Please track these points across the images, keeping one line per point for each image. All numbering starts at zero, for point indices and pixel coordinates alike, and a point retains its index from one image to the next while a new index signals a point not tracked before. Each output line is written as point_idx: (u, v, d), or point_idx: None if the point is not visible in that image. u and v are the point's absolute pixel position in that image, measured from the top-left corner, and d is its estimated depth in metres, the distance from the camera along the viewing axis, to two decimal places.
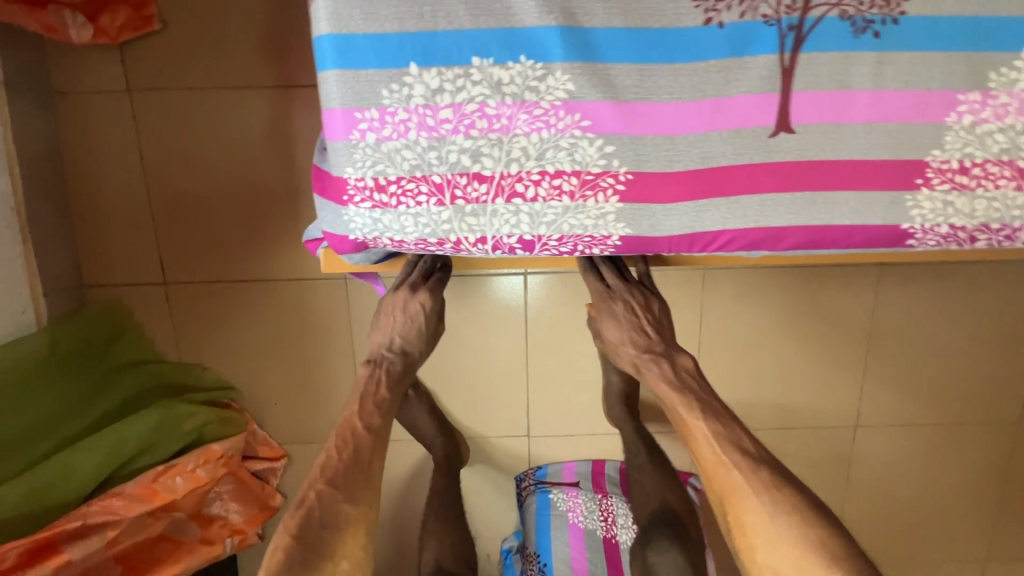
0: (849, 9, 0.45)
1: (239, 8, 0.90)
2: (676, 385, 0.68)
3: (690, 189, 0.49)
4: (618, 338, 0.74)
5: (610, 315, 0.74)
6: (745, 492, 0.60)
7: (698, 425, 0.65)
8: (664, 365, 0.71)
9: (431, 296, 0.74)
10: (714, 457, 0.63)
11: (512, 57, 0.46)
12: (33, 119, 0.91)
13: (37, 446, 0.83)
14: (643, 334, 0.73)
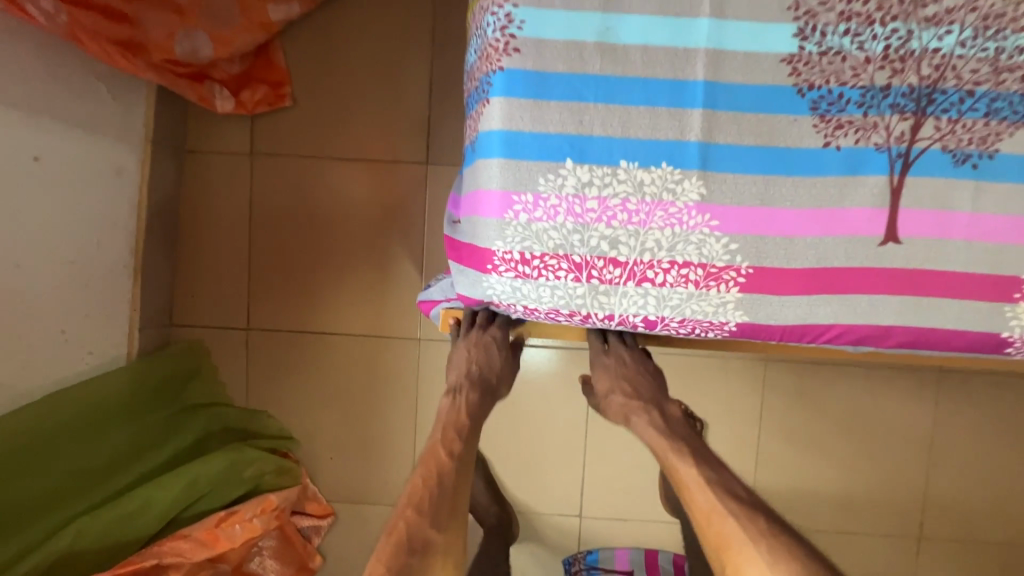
0: (950, 143, 0.52)
1: (361, 93, 1.03)
2: (666, 437, 0.62)
3: (805, 286, 0.54)
4: (607, 388, 0.67)
5: (601, 364, 0.68)
6: (742, 543, 0.52)
7: (691, 474, 0.58)
8: (653, 416, 0.65)
9: (502, 330, 0.67)
10: (708, 506, 0.55)
11: (655, 163, 0.53)
12: (165, 171, 1.01)
13: (116, 479, 0.84)
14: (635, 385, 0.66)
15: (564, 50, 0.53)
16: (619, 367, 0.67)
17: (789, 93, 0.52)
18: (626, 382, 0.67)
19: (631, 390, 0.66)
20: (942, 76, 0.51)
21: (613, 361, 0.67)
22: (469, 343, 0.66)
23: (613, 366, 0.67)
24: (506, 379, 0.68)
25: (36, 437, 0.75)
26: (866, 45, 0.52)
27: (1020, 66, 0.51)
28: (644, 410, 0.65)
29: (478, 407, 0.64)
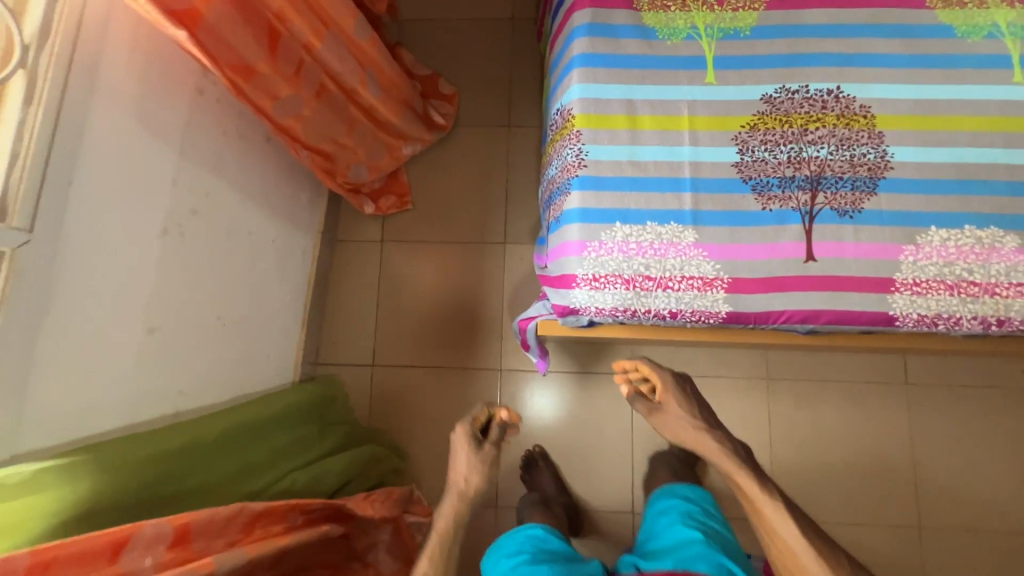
0: (836, 205, 0.92)
1: (459, 198, 1.50)
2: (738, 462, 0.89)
3: (764, 287, 0.91)
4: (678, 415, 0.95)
5: (674, 395, 0.96)
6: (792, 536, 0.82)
7: (764, 498, 0.85)
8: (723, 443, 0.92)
9: (464, 424, 1.02)
10: (780, 525, 0.83)
11: (668, 222, 0.93)
12: (325, 253, 1.46)
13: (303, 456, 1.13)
14: (690, 416, 0.95)
15: (611, 165, 0.96)
16: (684, 397, 0.97)
17: (740, 182, 0.94)
18: (692, 415, 0.95)
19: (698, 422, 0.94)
20: (823, 170, 0.93)
21: (672, 395, 0.96)
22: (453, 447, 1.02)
23: (681, 395, 0.97)
24: (483, 466, 1.00)
25: (274, 412, 1.11)
26: (778, 156, 0.94)
27: (866, 164, 0.93)
28: (707, 436, 0.92)
29: (454, 504, 0.97)
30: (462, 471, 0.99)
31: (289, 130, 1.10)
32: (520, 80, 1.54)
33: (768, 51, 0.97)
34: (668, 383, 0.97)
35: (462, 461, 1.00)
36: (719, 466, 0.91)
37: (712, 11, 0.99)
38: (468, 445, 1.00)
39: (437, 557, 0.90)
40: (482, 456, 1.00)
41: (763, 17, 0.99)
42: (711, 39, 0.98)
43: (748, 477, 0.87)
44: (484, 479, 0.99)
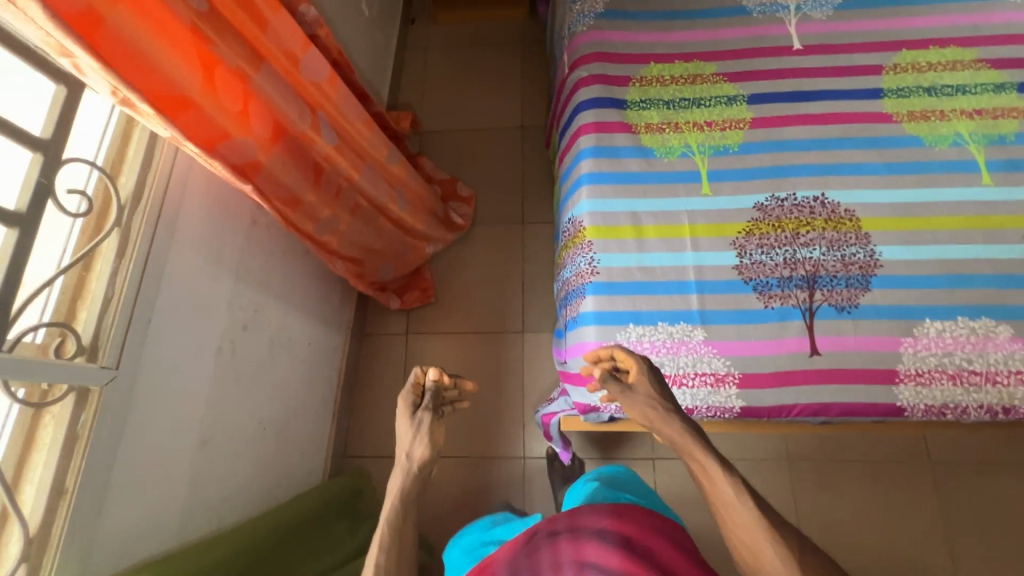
0: (834, 301, 0.99)
1: (479, 290, 1.60)
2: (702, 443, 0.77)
3: (774, 381, 0.96)
4: (643, 393, 0.82)
5: (640, 370, 0.83)
6: (759, 530, 0.68)
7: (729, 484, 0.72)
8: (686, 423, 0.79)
9: (405, 394, 0.94)
10: (746, 516, 0.69)
11: (678, 321, 1.01)
12: (354, 347, 1.54)
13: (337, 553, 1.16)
14: (659, 396, 0.81)
15: (622, 271, 1.05)
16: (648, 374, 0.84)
17: (741, 282, 1.02)
18: (657, 391, 0.82)
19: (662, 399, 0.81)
20: (818, 269, 1.01)
21: (640, 369, 0.83)
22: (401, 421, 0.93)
23: (646, 371, 0.84)
24: (420, 437, 0.90)
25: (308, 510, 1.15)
26: (774, 259, 1.03)
27: (857, 263, 1.01)
28: (673, 415, 0.79)
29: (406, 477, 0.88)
30: (404, 444, 0.91)
31: (324, 246, 1.21)
32: (531, 180, 1.69)
33: (756, 164, 1.09)
34: (641, 362, 0.84)
35: (404, 435, 0.92)
36: (677, 447, 0.78)
37: (703, 131, 1.12)
38: (403, 417, 0.93)
39: (394, 527, 0.82)
40: (418, 426, 0.91)
41: (748, 135, 1.11)
42: (704, 155, 1.11)
43: (708, 456, 0.75)
44: (426, 447, 0.89)
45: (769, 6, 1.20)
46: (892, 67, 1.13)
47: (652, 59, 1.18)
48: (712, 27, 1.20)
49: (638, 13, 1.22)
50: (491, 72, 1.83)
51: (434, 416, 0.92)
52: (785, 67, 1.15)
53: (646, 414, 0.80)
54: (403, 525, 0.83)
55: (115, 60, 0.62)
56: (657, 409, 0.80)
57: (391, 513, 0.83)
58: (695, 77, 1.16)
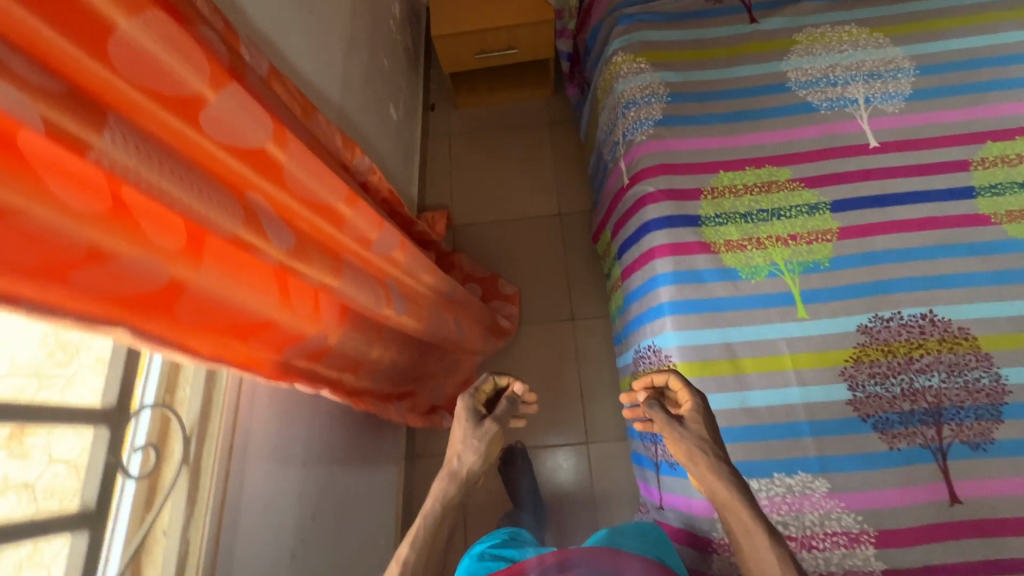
0: (965, 437, 0.90)
1: (534, 397, 1.49)
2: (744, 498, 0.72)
3: (916, 537, 0.86)
4: (692, 430, 0.79)
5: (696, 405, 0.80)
6: None
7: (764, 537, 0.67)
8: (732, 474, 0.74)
9: (465, 396, 0.91)
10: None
11: (795, 471, 0.91)
12: (406, 473, 1.42)
13: None
14: (710, 439, 0.77)
15: (723, 413, 0.96)
16: (699, 410, 0.81)
17: (858, 420, 0.93)
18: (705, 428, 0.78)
19: (710, 440, 0.77)
20: (941, 399, 0.92)
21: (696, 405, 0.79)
22: (458, 418, 0.89)
23: (699, 406, 0.81)
24: (472, 441, 0.86)
25: None
26: (891, 390, 0.94)
27: (983, 389, 0.92)
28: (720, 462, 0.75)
29: (450, 475, 0.83)
30: (457, 450, 0.86)
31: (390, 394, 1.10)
32: (577, 271, 1.60)
33: (852, 280, 1.01)
34: (698, 402, 0.81)
35: (461, 440, 0.88)
36: (717, 498, 0.73)
37: (788, 246, 1.04)
38: (467, 421, 0.88)
39: (427, 535, 0.76)
40: (482, 434, 0.87)
41: (838, 247, 1.03)
42: (793, 273, 1.02)
43: (754, 518, 0.69)
44: (475, 453, 0.85)
45: (836, 101, 1.14)
46: (979, 161, 1.06)
47: (721, 168, 1.11)
48: (779, 128, 1.13)
49: (699, 118, 1.15)
50: (521, 157, 1.76)
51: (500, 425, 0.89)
52: (864, 167, 1.08)
53: (689, 453, 0.77)
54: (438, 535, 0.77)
55: (191, 324, 0.53)
56: (701, 453, 0.76)
57: (423, 526, 0.77)
58: (770, 184, 1.09)
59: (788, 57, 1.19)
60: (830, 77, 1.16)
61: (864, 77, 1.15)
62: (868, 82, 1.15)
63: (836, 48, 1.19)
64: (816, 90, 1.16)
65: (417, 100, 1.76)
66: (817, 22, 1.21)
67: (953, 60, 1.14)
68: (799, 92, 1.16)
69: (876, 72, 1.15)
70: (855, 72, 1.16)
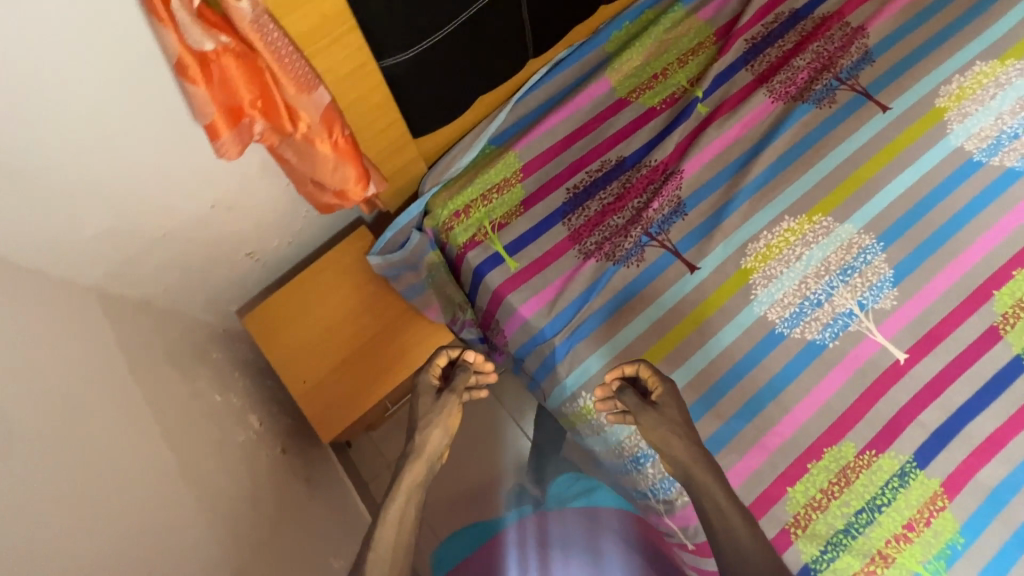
0: None
1: None
2: (709, 470, 0.75)
3: None
4: (670, 419, 0.79)
5: (673, 399, 0.80)
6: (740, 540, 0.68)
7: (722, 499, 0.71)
8: (701, 456, 0.76)
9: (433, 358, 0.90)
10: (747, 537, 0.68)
11: None
12: None
13: None
14: (684, 424, 0.78)
15: None
16: (672, 399, 0.81)
17: None
18: (678, 414, 0.79)
19: (683, 425, 0.78)
20: None
21: (674, 400, 0.80)
22: (422, 395, 0.86)
23: (672, 399, 0.81)
24: (434, 415, 0.84)
25: None
26: None
27: None
28: (693, 445, 0.76)
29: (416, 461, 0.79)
30: (418, 428, 0.83)
31: None
32: None
33: (996, 543, 0.86)
34: (671, 390, 0.82)
35: (422, 418, 0.84)
36: (687, 472, 0.75)
37: (914, 542, 0.86)
38: (427, 395, 0.86)
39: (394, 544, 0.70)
40: (440, 407, 0.84)
41: (957, 510, 0.87)
42: (940, 574, 0.85)
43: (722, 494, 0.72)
44: (442, 432, 0.83)
45: (835, 323, 0.97)
46: (1003, 321, 0.95)
47: (785, 484, 0.90)
48: (806, 392, 0.94)
49: (722, 432, 0.93)
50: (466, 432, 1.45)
51: (456, 399, 0.86)
52: (914, 393, 0.93)
53: (665, 438, 0.77)
54: (406, 508, 0.73)
55: None
56: (674, 432, 0.77)
57: (394, 521, 0.71)
58: (845, 473, 0.90)
59: (754, 293, 1.00)
60: (810, 296, 0.99)
61: (840, 277, 0.99)
62: (846, 280, 0.99)
63: (791, 255, 1.01)
64: (807, 320, 0.98)
65: (332, 465, 1.36)
66: (753, 234, 1.03)
67: (904, 212, 1.02)
68: (793, 331, 0.97)
69: (846, 265, 1.00)
70: (828, 277, 0.99)
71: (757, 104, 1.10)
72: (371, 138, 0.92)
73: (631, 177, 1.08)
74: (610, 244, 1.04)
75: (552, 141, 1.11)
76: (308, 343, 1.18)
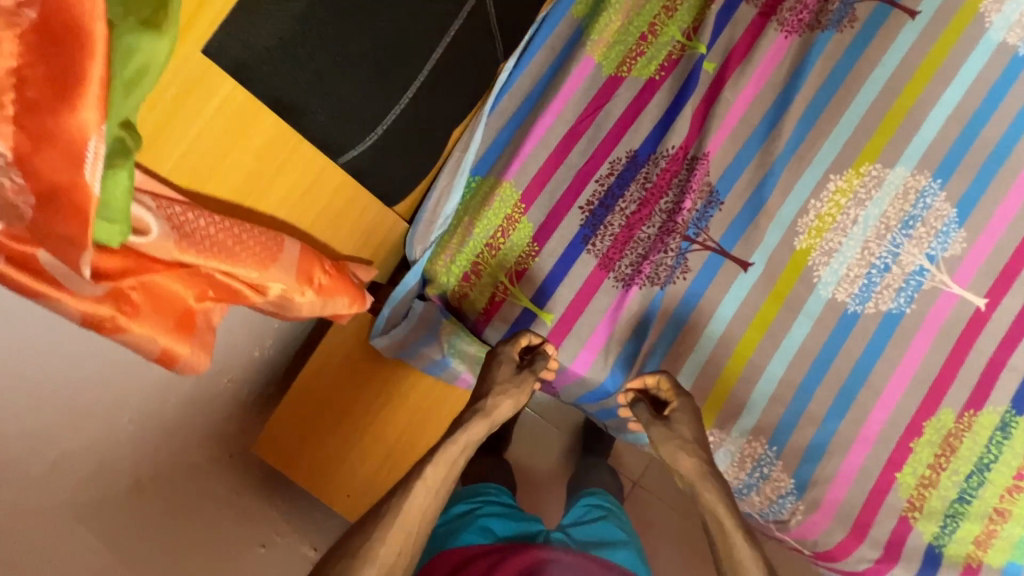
0: None
1: None
2: (720, 487, 0.68)
3: None
4: (682, 434, 0.72)
5: (689, 417, 0.74)
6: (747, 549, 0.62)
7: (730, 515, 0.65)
8: (713, 474, 0.69)
9: (526, 335, 0.83)
10: (748, 549, 0.63)
11: None
12: None
13: None
14: (696, 441, 0.72)
15: None
16: (689, 416, 0.74)
17: None
18: (693, 430, 0.72)
19: (693, 442, 0.71)
20: None
21: (690, 418, 0.74)
22: (498, 361, 0.79)
23: (688, 414, 0.74)
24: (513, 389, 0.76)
25: None
26: None
27: None
28: (704, 463, 0.70)
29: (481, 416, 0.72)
30: (491, 390, 0.75)
31: None
32: None
33: None
34: (687, 408, 0.75)
35: (499, 381, 0.76)
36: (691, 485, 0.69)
37: None
38: (506, 363, 0.78)
39: (428, 493, 0.65)
40: (521, 383, 0.77)
41: None
42: None
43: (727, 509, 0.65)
44: (512, 404, 0.75)
45: (908, 286, 0.88)
46: None
47: (893, 471, 0.85)
48: (894, 370, 0.87)
49: (818, 438, 0.86)
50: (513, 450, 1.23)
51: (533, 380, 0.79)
52: (1001, 338, 0.87)
53: (672, 454, 0.71)
54: (456, 461, 0.69)
55: None
56: (683, 448, 0.70)
57: (441, 467, 0.67)
58: (949, 442, 0.86)
59: (816, 276, 0.89)
60: (877, 262, 0.89)
61: (903, 231, 0.89)
62: (910, 233, 0.89)
63: (846, 221, 0.90)
64: (879, 291, 0.88)
65: None
66: (801, 207, 0.90)
67: (955, 138, 0.90)
68: (867, 307, 0.88)
69: (907, 216, 0.89)
70: (891, 235, 0.89)
71: (771, 45, 0.92)
72: (349, 238, 0.79)
73: (649, 175, 0.92)
74: (649, 264, 0.89)
75: (547, 152, 0.92)
76: (334, 454, 1.04)
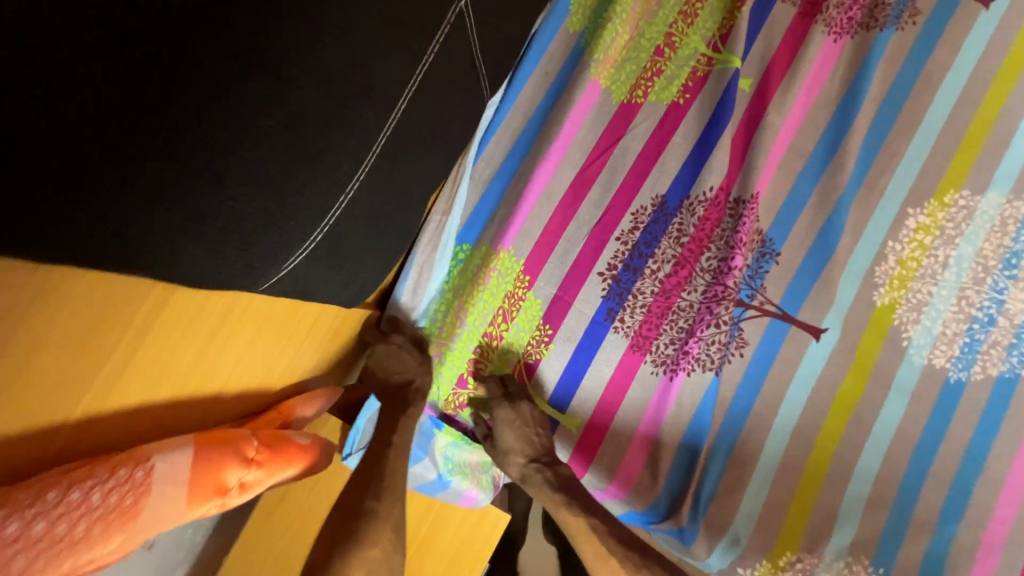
0: None
1: None
2: (559, 493, 0.64)
3: None
4: (511, 443, 0.68)
5: (508, 418, 0.68)
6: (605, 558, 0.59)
7: (577, 523, 0.61)
8: (549, 475, 0.65)
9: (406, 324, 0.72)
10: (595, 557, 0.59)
11: None
12: None
13: None
14: (524, 442, 0.67)
15: None
16: (519, 423, 0.68)
17: None
18: (526, 434, 0.68)
19: (527, 446, 0.67)
20: None
21: (510, 423, 0.68)
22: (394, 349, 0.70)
23: (519, 420, 0.68)
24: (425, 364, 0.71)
25: None
26: None
27: None
28: (535, 468, 0.66)
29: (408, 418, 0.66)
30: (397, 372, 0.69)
31: None
32: None
33: None
34: (506, 410, 0.68)
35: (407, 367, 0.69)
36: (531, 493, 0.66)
37: None
38: (407, 349, 0.70)
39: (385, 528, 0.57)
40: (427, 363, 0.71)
41: None
42: None
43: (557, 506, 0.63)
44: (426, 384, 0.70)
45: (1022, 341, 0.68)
46: None
47: None
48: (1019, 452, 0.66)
49: (933, 549, 0.67)
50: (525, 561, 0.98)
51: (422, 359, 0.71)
52: None
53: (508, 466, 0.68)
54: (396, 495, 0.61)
55: None
56: (511, 455, 0.68)
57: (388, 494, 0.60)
58: None
59: (905, 338, 0.70)
60: (979, 314, 0.69)
61: (1007, 272, 0.68)
62: (1016, 274, 0.68)
63: (934, 265, 0.70)
64: (984, 350, 0.68)
65: None
66: (875, 254, 0.71)
67: None
68: (973, 372, 0.68)
69: (1009, 251, 0.69)
70: (993, 277, 0.69)
71: (817, 52, 0.73)
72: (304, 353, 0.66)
73: (684, 225, 0.72)
74: (696, 341, 0.70)
75: (551, 207, 0.72)
76: None
